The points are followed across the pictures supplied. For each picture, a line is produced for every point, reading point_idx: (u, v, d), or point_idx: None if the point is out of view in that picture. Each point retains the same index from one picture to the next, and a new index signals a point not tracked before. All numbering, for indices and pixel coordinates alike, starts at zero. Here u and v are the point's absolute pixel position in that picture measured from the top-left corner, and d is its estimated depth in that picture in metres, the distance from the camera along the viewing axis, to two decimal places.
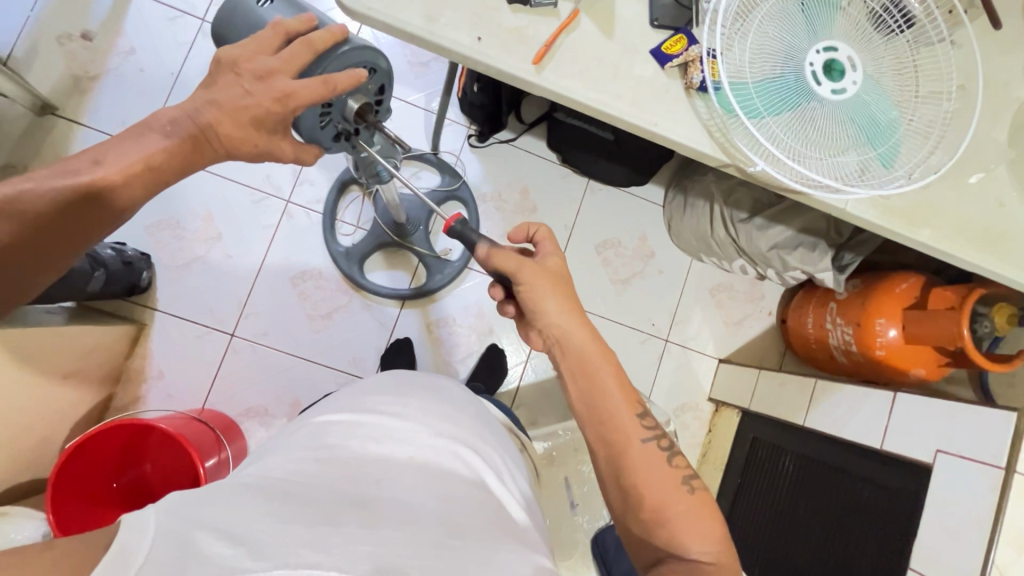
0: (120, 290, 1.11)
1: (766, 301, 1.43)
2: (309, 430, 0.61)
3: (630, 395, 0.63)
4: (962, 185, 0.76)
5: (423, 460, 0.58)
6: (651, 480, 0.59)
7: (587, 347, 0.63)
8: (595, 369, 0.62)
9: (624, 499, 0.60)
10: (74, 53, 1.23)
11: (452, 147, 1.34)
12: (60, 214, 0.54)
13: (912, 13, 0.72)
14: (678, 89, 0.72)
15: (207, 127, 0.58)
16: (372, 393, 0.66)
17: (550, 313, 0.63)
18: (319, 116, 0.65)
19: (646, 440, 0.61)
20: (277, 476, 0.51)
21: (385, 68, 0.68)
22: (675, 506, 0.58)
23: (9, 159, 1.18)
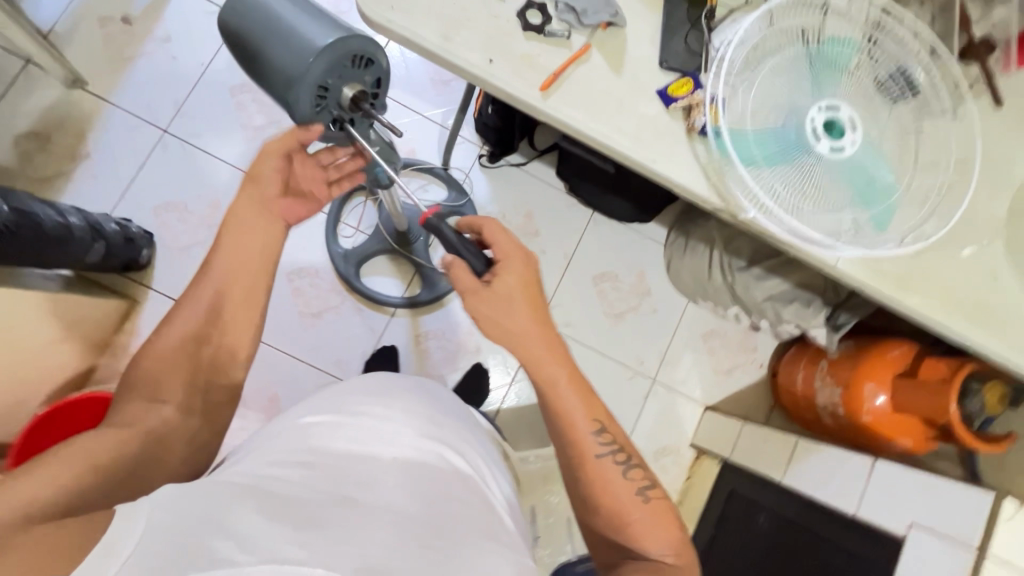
0: (118, 264, 1.13)
1: (759, 353, 1.42)
2: (291, 431, 0.59)
3: (586, 413, 0.63)
4: (953, 256, 0.76)
5: (406, 462, 0.56)
6: (611, 491, 0.62)
7: (548, 368, 0.63)
8: (553, 386, 0.63)
9: (586, 506, 0.63)
10: (112, 35, 1.28)
11: (462, 165, 1.36)
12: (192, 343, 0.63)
13: (918, 84, 0.74)
14: (679, 130, 0.73)
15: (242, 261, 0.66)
16: (350, 393, 0.65)
17: (509, 331, 0.62)
18: (314, 99, 0.62)
19: (602, 454, 0.63)
20: (261, 477, 0.50)
21: (384, 63, 0.64)
22: (632, 514, 0.61)
23: (35, 127, 1.22)
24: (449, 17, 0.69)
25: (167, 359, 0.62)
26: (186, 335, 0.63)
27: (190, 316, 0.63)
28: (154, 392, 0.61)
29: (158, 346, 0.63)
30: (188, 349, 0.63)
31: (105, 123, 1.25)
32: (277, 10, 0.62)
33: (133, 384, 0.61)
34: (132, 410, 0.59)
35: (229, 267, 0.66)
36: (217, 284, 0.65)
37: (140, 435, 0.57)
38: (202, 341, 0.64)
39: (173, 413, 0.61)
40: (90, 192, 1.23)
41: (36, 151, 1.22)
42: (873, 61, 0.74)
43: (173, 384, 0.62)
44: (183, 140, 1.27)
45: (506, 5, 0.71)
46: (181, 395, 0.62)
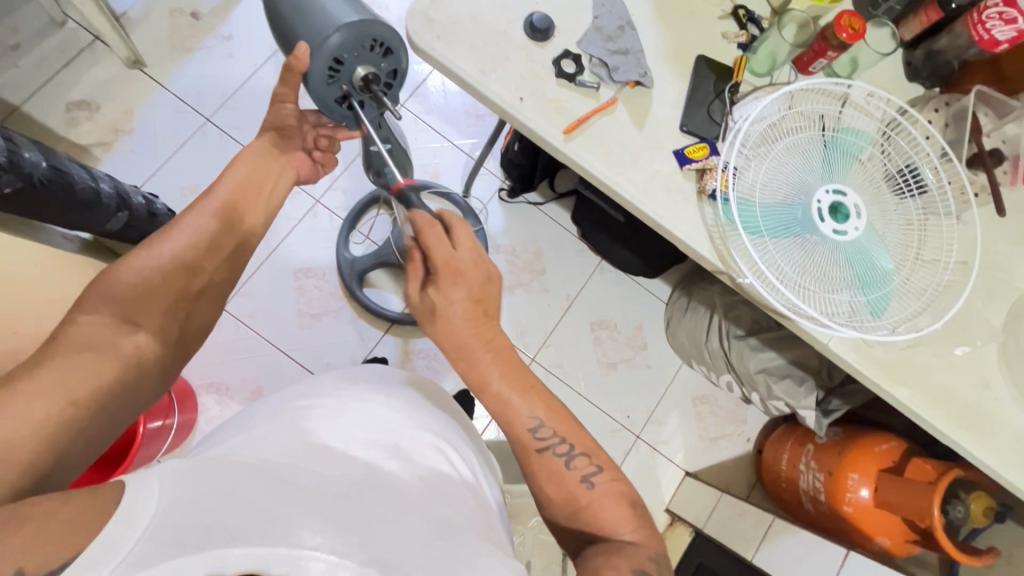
0: (137, 236, 1.17)
1: (747, 426, 1.40)
2: (286, 416, 0.57)
3: (524, 409, 0.63)
4: (948, 354, 0.76)
5: (405, 450, 0.57)
6: (557, 483, 0.62)
7: (481, 372, 0.63)
8: (490, 388, 0.63)
9: (542, 498, 0.64)
10: (178, 25, 1.36)
11: (481, 195, 1.40)
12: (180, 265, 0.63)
13: (926, 183, 0.77)
14: (690, 190, 0.76)
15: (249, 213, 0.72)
16: (353, 380, 0.66)
17: (445, 337, 0.63)
18: (326, 73, 0.64)
19: (545, 448, 0.62)
20: (262, 458, 0.48)
21: (402, 55, 0.67)
22: (582, 502, 0.61)
23: (88, 97, 1.29)
24: (489, 54, 0.74)
25: (145, 279, 0.59)
26: (175, 258, 0.62)
27: (180, 241, 0.63)
28: (129, 313, 0.56)
29: (142, 262, 0.59)
30: (177, 274, 0.62)
31: (154, 103, 1.31)
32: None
33: (93, 301, 0.55)
34: (96, 331, 0.53)
35: (226, 207, 0.69)
36: (212, 218, 0.67)
37: (118, 360, 0.53)
38: (194, 271, 0.64)
39: (148, 339, 0.57)
40: (126, 164, 1.28)
41: (84, 119, 1.28)
42: (884, 155, 0.78)
43: (157, 303, 0.59)
44: (223, 131, 1.33)
45: (546, 52, 0.76)
46: (157, 323, 0.59)
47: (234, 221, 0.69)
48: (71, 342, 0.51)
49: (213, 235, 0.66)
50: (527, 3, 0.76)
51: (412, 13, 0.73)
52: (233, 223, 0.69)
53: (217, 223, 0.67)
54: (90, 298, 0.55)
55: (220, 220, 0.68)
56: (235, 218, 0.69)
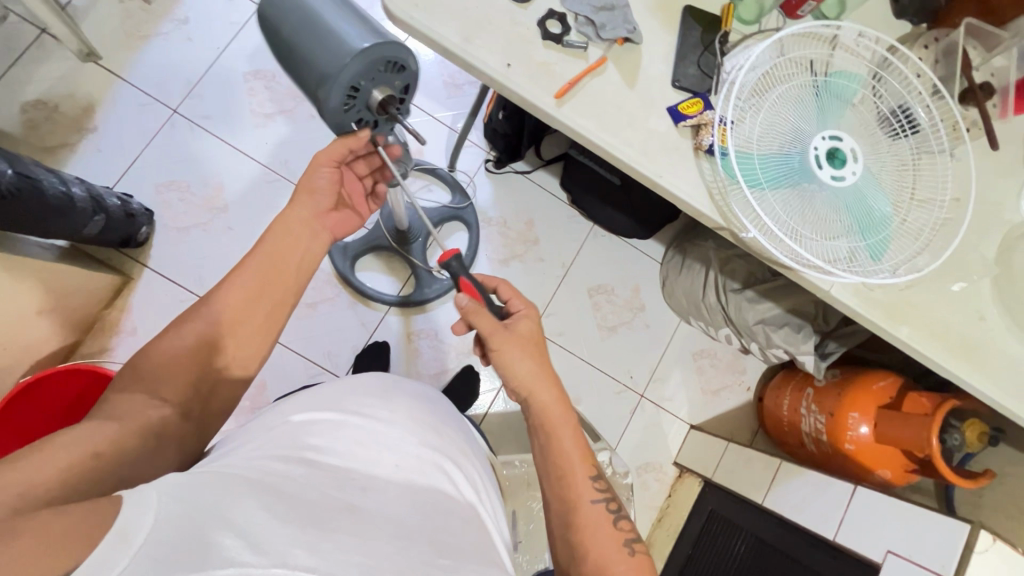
0: (117, 240, 1.12)
1: (747, 375, 1.43)
2: (279, 428, 0.57)
3: (584, 462, 0.65)
4: (944, 290, 0.78)
5: (408, 471, 0.57)
6: (605, 540, 0.61)
7: (554, 412, 0.66)
8: (557, 430, 0.65)
9: (570, 553, 0.62)
10: (130, 11, 1.28)
11: (468, 168, 1.37)
12: (204, 345, 0.61)
13: (918, 122, 0.77)
14: (687, 147, 0.74)
15: (277, 276, 0.67)
16: (353, 391, 0.64)
17: (521, 375, 0.65)
18: (344, 99, 0.60)
19: (596, 501, 0.64)
20: (262, 469, 0.49)
21: (414, 70, 0.63)
22: (617, 569, 0.59)
23: (43, 96, 1.22)
24: (471, 20, 0.71)
25: (168, 361, 0.59)
26: (195, 339, 0.61)
27: (203, 321, 0.61)
28: (153, 388, 0.57)
29: (170, 339, 0.60)
30: (199, 353, 0.61)
31: (116, 98, 1.25)
32: (312, 9, 0.59)
33: (124, 380, 0.57)
34: (126, 405, 0.55)
35: (253, 283, 0.65)
36: (238, 296, 0.64)
37: (137, 430, 0.53)
38: (214, 350, 0.62)
39: (169, 417, 0.57)
40: (94, 165, 1.22)
41: (43, 120, 1.21)
42: (876, 96, 0.78)
43: (179, 381, 0.59)
44: (192, 121, 1.27)
45: (530, 12, 0.73)
46: (182, 396, 0.59)
47: (260, 292, 0.66)
48: (105, 413, 0.54)
49: (237, 311, 0.64)
50: None
51: None
52: (258, 297, 0.65)
53: (243, 297, 0.64)
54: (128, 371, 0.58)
55: (246, 294, 0.65)
56: (258, 289, 0.65)
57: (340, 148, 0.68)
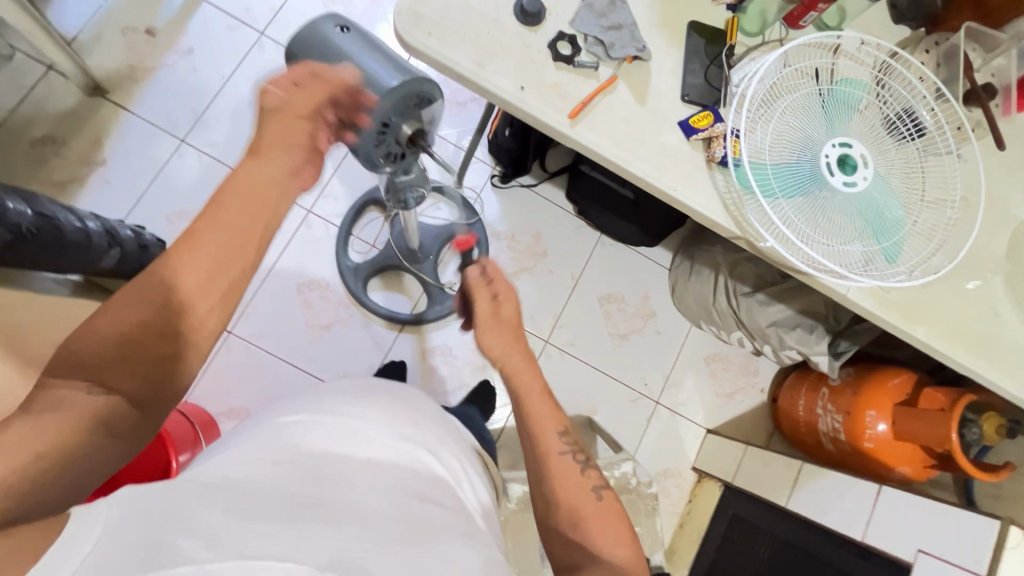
0: (131, 271, 1.13)
1: (759, 377, 1.44)
2: (257, 433, 0.57)
3: (551, 417, 0.66)
4: (959, 289, 0.79)
5: (381, 460, 0.57)
6: (569, 488, 0.62)
7: (520, 372, 0.68)
8: (524, 387, 0.67)
9: (543, 502, 0.64)
10: (135, 45, 1.29)
11: (474, 184, 1.39)
12: (155, 328, 0.46)
13: (924, 125, 0.79)
14: (700, 160, 0.76)
15: (239, 241, 0.50)
16: (335, 397, 0.65)
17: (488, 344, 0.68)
18: (376, 134, 0.68)
19: (564, 453, 0.64)
20: (231, 471, 0.48)
21: (439, 100, 0.70)
22: (584, 514, 0.61)
23: (50, 132, 1.23)
24: (483, 45, 0.72)
25: (105, 343, 0.45)
26: (139, 321, 0.46)
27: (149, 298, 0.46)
28: (99, 377, 0.45)
29: (114, 317, 0.46)
30: (146, 336, 0.46)
31: (123, 130, 1.26)
32: (344, 50, 0.66)
33: (55, 364, 0.44)
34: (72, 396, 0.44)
35: (213, 247, 0.48)
36: (192, 267, 0.48)
37: (88, 422, 0.43)
38: (167, 335, 0.47)
39: (121, 405, 0.46)
40: (103, 198, 1.23)
41: (52, 155, 1.22)
42: (881, 102, 0.79)
43: (129, 369, 0.46)
44: (200, 150, 1.28)
45: (539, 35, 0.74)
46: (136, 387, 0.46)
47: (224, 263, 0.49)
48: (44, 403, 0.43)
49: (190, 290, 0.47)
50: None
51: (398, 11, 0.71)
52: (217, 268, 0.48)
53: (200, 268, 0.48)
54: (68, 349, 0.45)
55: (203, 263, 0.48)
56: (216, 259, 0.48)
57: (320, 91, 0.59)
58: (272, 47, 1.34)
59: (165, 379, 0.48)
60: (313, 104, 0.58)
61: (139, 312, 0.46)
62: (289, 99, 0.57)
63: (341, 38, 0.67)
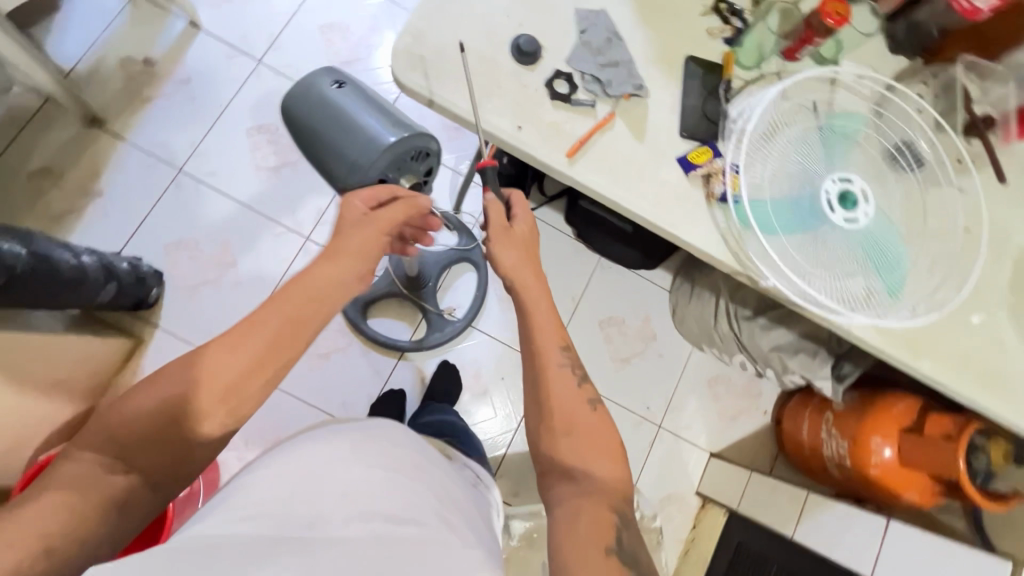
0: (128, 304, 1.12)
1: (763, 399, 1.42)
2: (231, 492, 0.56)
3: (555, 337, 0.69)
4: (964, 321, 0.78)
5: (357, 494, 0.55)
6: (562, 400, 0.66)
7: (530, 289, 0.70)
8: (531, 302, 0.69)
9: (536, 408, 0.66)
10: (133, 75, 1.29)
11: (473, 210, 1.38)
12: (175, 417, 0.53)
13: (923, 157, 0.78)
14: (700, 196, 0.75)
15: (271, 345, 0.56)
16: (307, 442, 0.64)
17: (506, 262, 0.70)
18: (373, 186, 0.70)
19: (563, 366, 0.67)
20: (202, 532, 0.47)
21: (436, 152, 0.73)
22: (580, 423, 0.64)
23: (48, 164, 1.23)
24: (480, 86, 0.72)
25: (133, 425, 0.52)
26: (165, 407, 0.53)
27: (178, 386, 0.53)
28: (119, 456, 0.52)
29: (145, 399, 0.53)
30: (167, 423, 0.53)
31: (121, 161, 1.26)
32: (342, 103, 0.68)
33: (89, 438, 0.52)
34: (85, 471, 0.51)
35: (241, 350, 0.55)
36: (223, 362, 0.54)
37: (97, 503, 0.50)
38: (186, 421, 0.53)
39: (137, 484, 0.53)
40: (100, 229, 1.23)
41: (50, 187, 1.22)
42: (880, 135, 0.79)
43: (147, 450, 0.53)
44: (198, 179, 1.28)
45: (536, 74, 0.74)
46: (149, 467, 0.53)
47: (255, 367, 0.55)
48: (60, 478, 0.50)
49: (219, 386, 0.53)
50: (510, 24, 0.74)
51: (394, 53, 0.71)
52: (246, 369, 0.54)
53: (232, 365, 0.54)
54: (99, 423, 0.53)
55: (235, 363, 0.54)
56: (247, 361, 0.54)
57: (399, 212, 0.66)
58: (270, 75, 1.34)
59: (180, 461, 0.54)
60: (389, 222, 0.66)
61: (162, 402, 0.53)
62: (368, 215, 0.65)
63: (340, 91, 0.69)
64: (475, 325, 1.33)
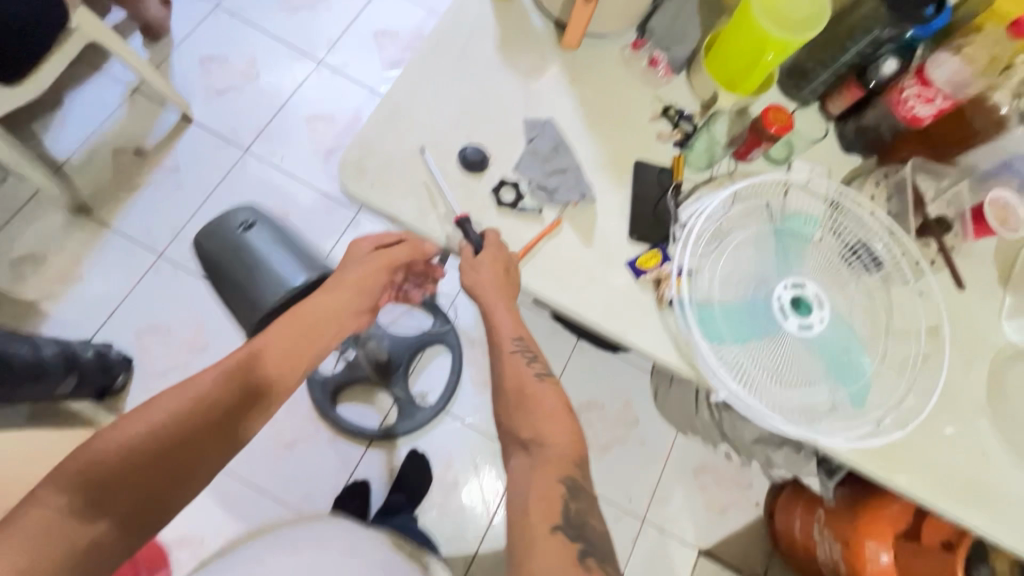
0: (91, 392, 1.11)
1: (753, 490, 1.34)
2: None
3: (507, 326, 0.73)
4: (940, 431, 0.73)
5: None
6: (523, 380, 0.71)
7: (489, 286, 0.70)
8: (492, 303, 0.70)
9: (501, 390, 0.72)
10: (123, 165, 1.35)
11: (449, 290, 1.35)
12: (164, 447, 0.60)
13: (879, 259, 0.77)
14: (650, 300, 0.74)
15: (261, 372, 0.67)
16: (252, 550, 0.71)
17: (468, 274, 0.70)
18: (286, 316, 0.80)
19: (514, 351, 0.72)
20: None
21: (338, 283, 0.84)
22: (540, 399, 0.70)
23: (32, 251, 1.26)
24: (426, 195, 0.73)
25: (114, 461, 0.57)
26: (151, 437, 0.59)
27: (170, 414, 0.61)
28: (92, 496, 0.56)
29: (130, 432, 0.59)
30: (154, 451, 0.59)
31: (103, 247, 1.28)
32: (257, 241, 0.79)
33: (57, 482, 0.55)
34: (51, 516, 0.53)
35: (232, 379, 0.65)
36: (216, 392, 0.64)
37: (70, 542, 0.53)
38: (176, 448, 0.60)
39: (109, 524, 0.56)
40: (76, 314, 1.24)
41: (30, 273, 1.24)
42: (835, 236, 0.78)
43: (130, 482, 0.58)
44: (177, 264, 1.30)
45: (482, 182, 0.75)
46: (124, 506, 0.57)
47: (245, 388, 0.65)
48: (23, 529, 0.52)
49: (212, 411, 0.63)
50: (459, 134, 0.76)
51: (342, 164, 0.72)
52: (232, 394, 0.65)
53: (221, 394, 0.64)
54: (71, 463, 0.57)
55: (225, 390, 0.64)
56: (234, 384, 0.65)
57: (402, 253, 0.75)
58: (254, 164, 1.39)
59: (160, 492, 0.59)
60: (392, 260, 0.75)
61: (152, 432, 0.60)
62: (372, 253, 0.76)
63: (253, 229, 0.80)
64: (447, 411, 1.29)
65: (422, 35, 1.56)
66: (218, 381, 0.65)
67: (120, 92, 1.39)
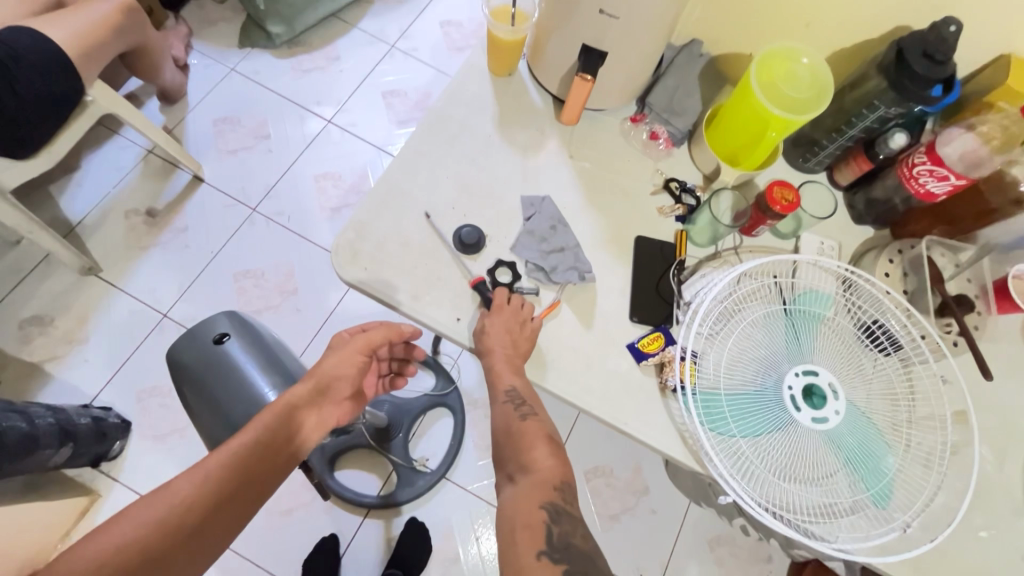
0: (86, 460, 1.10)
1: (773, 565, 1.26)
2: None
3: (508, 376, 0.67)
4: (974, 534, 0.67)
5: None
6: (511, 427, 0.66)
7: (491, 340, 0.67)
8: (491, 353, 0.66)
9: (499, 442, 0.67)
10: (134, 226, 1.37)
11: (452, 350, 1.32)
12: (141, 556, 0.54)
13: (898, 341, 0.72)
14: (653, 387, 0.70)
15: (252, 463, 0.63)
16: None
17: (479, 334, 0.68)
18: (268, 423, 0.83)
19: (506, 399, 0.67)
20: None
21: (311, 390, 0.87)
22: (531, 439, 0.66)
23: (40, 312, 1.27)
24: (420, 277, 0.72)
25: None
26: (127, 545, 0.54)
27: (149, 520, 0.56)
28: None
29: (102, 542, 0.54)
30: (129, 563, 0.53)
31: (110, 307, 1.29)
32: (233, 353, 0.80)
33: None
34: None
35: (216, 474, 0.61)
36: (198, 487, 0.59)
37: None
38: (153, 558, 0.55)
39: None
40: (78, 375, 1.23)
41: (37, 335, 1.25)
42: (849, 317, 0.74)
43: None
44: (181, 324, 1.30)
45: (478, 263, 0.74)
46: None
47: (232, 482, 0.61)
48: None
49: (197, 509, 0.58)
50: (455, 214, 0.75)
51: (335, 247, 0.71)
52: (218, 488, 0.60)
53: (203, 489, 0.59)
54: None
55: (207, 482, 0.60)
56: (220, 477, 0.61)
57: (378, 335, 0.76)
58: (261, 223, 1.41)
59: None
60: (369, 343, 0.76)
61: (128, 540, 0.54)
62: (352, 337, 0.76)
63: (229, 341, 0.81)
64: (449, 478, 1.24)
65: (430, 95, 1.58)
66: (202, 477, 0.60)
67: (134, 155, 1.43)
